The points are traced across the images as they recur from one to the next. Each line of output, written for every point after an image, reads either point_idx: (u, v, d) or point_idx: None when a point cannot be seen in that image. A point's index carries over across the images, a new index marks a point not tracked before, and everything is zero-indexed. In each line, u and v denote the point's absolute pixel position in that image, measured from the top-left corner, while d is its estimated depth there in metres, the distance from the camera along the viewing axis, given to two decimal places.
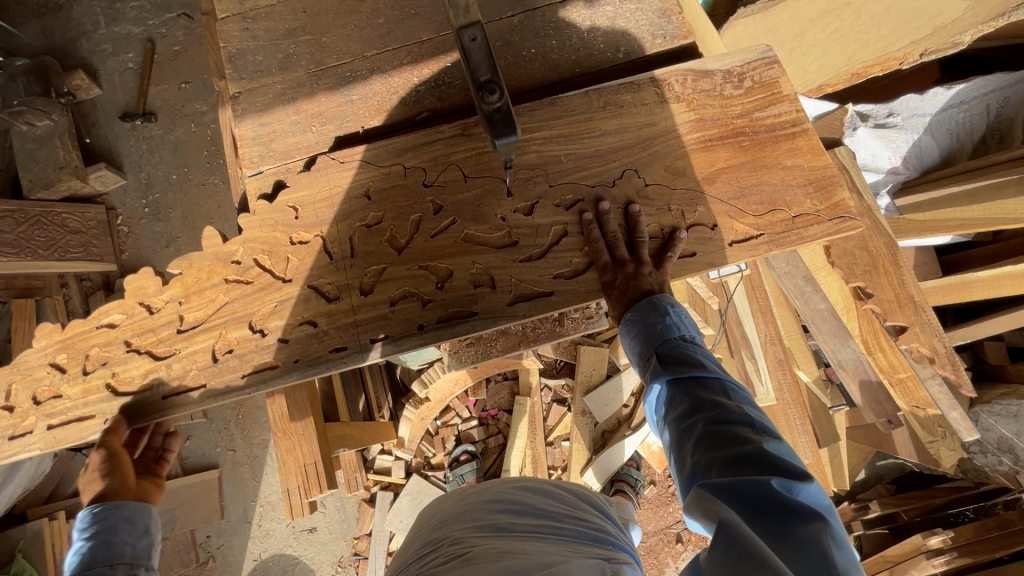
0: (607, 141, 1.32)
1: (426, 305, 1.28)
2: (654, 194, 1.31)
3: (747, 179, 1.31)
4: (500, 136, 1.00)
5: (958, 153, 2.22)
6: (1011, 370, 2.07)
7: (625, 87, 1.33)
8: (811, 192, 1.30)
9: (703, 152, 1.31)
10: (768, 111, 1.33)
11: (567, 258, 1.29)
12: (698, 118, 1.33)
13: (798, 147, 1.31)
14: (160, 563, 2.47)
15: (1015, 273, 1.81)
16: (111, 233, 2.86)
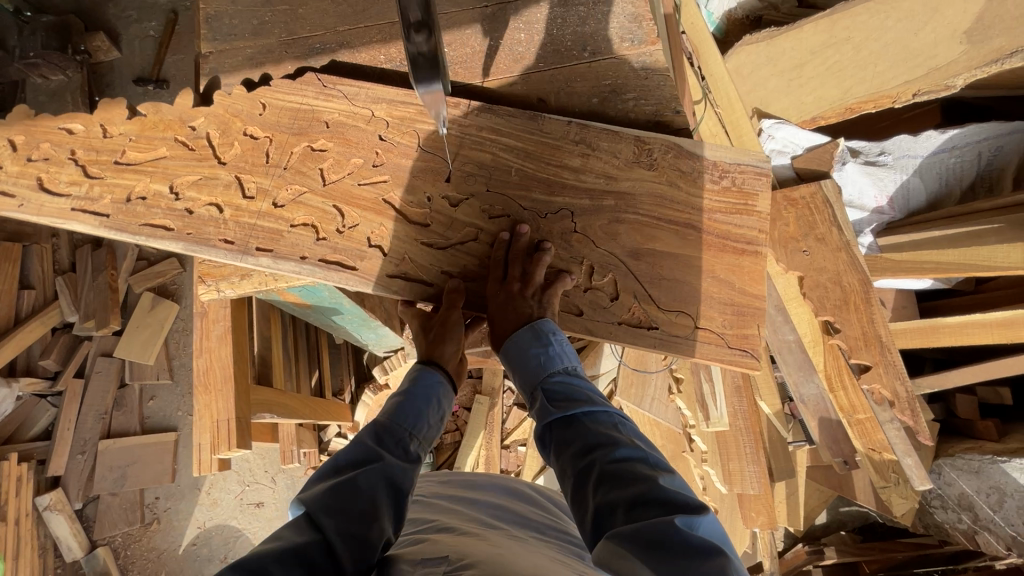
0: (569, 173, 1.31)
1: (321, 243, 1.30)
2: (580, 247, 1.30)
3: (663, 269, 1.30)
4: (422, 80, 0.98)
5: (945, 198, 2.19)
6: (978, 425, 1.99)
7: (611, 138, 1.31)
8: (719, 311, 1.30)
9: (648, 224, 1.30)
10: (731, 222, 1.31)
11: (462, 260, 1.30)
12: (668, 187, 1.32)
13: (732, 269, 1.30)
14: (106, 518, 2.48)
15: (984, 321, 1.75)
16: None
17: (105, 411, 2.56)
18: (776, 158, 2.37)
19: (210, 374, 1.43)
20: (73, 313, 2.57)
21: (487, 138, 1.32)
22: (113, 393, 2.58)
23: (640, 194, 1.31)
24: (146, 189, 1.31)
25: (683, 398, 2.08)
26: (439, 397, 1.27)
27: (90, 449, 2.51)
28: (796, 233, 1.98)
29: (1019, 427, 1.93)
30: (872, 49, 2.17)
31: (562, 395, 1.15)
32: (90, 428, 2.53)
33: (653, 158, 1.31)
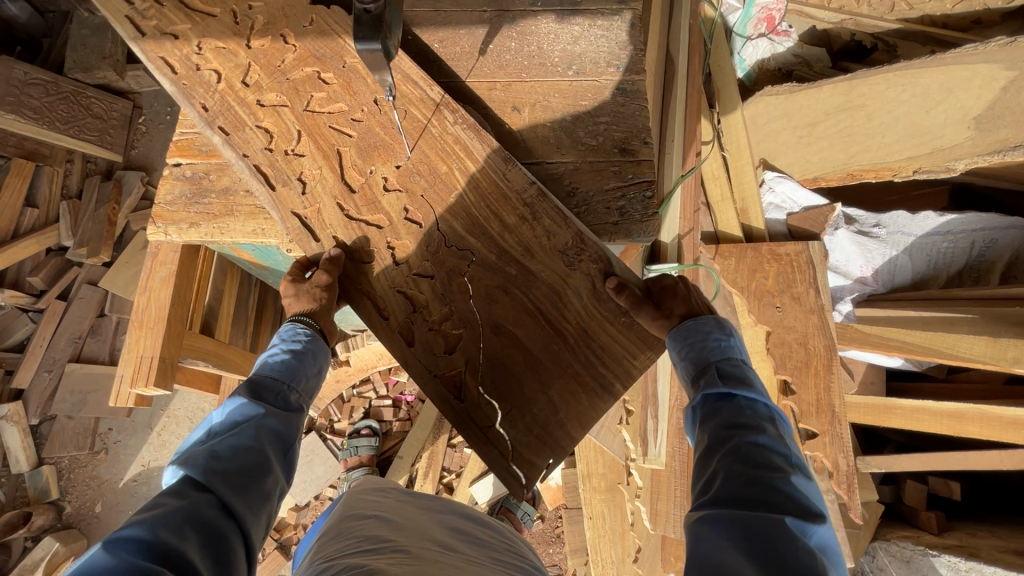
0: (497, 225, 1.24)
1: (269, 153, 1.30)
2: (453, 293, 1.24)
3: (506, 355, 1.22)
4: (362, 40, 0.98)
5: (931, 279, 2.14)
6: (922, 515, 1.94)
7: (556, 220, 1.22)
8: (533, 429, 1.19)
9: (527, 310, 1.22)
10: (602, 363, 1.20)
11: (356, 235, 1.29)
12: (577, 291, 1.21)
13: (569, 401, 1.20)
14: (57, 438, 2.55)
15: (936, 410, 1.71)
16: (129, 129, 3.02)
17: (79, 336, 2.64)
18: (772, 212, 2.34)
19: (146, 311, 1.49)
20: (69, 238, 2.68)
21: (456, 152, 1.26)
22: (90, 320, 2.66)
23: (546, 280, 1.22)
24: (179, 27, 1.38)
25: (629, 430, 2.06)
26: (301, 350, 1.35)
27: (57, 369, 2.60)
28: (773, 288, 2.07)
29: (963, 527, 1.85)
30: (882, 120, 2.16)
31: (738, 377, 1.17)
32: (61, 350, 2.61)
33: (582, 260, 1.21)
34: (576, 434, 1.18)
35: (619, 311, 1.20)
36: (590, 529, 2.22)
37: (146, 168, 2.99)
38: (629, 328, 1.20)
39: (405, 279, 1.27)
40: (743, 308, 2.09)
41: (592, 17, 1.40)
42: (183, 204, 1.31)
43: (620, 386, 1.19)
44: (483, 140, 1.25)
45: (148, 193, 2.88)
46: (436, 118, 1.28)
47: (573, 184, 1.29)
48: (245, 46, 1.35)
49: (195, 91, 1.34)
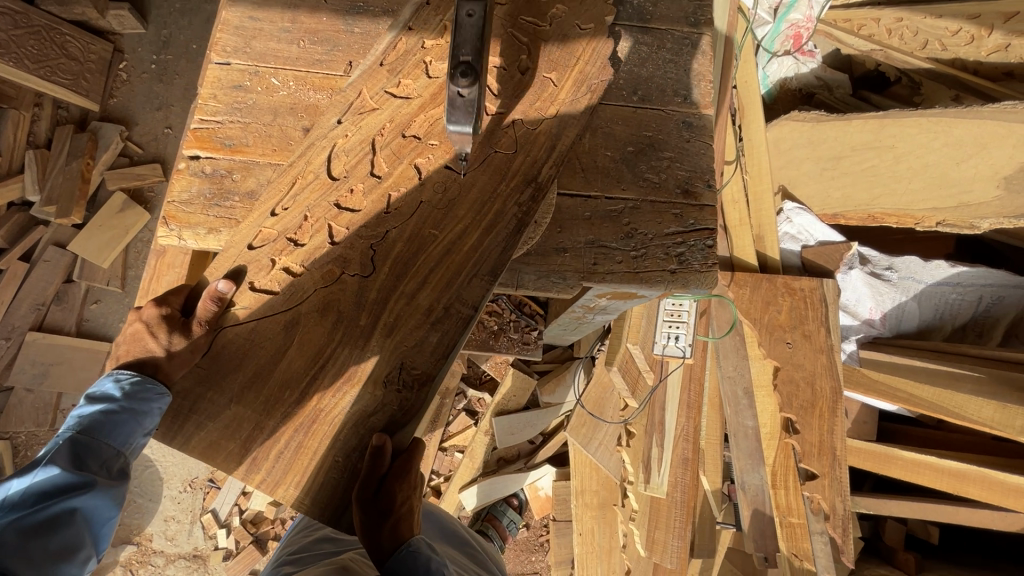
0: (409, 287, 1.07)
1: (419, 47, 1.14)
2: (316, 269, 1.08)
3: (259, 346, 1.05)
4: (454, 121, 0.91)
5: (936, 329, 2.18)
6: (899, 556, 2.00)
7: (438, 348, 1.05)
8: (190, 406, 1.04)
9: (319, 351, 1.05)
10: (284, 449, 1.02)
11: (361, 153, 1.11)
12: (357, 400, 1.03)
13: (234, 426, 1.03)
14: (14, 412, 2.38)
15: (937, 465, 1.77)
16: (108, 74, 2.72)
17: (42, 303, 2.45)
18: (786, 242, 2.34)
19: None
20: (35, 193, 2.45)
21: (486, 213, 1.09)
22: (56, 286, 2.48)
23: (363, 361, 1.04)
24: None
25: (629, 452, 2.10)
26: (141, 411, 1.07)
27: (16, 337, 2.41)
28: (785, 323, 2.03)
29: (936, 569, 1.93)
30: (908, 165, 2.15)
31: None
32: (21, 317, 2.43)
33: (396, 393, 1.03)
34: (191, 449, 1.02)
35: (351, 448, 1.02)
36: (578, 544, 2.22)
37: (124, 121, 2.72)
38: (339, 460, 1.02)
39: (322, 215, 1.10)
40: (752, 340, 2.06)
41: (662, 38, 1.33)
42: (200, 206, 1.10)
43: (261, 475, 1.01)
44: (499, 236, 1.08)
45: (125, 150, 2.67)
46: (514, 171, 1.11)
47: (631, 225, 1.19)
48: (279, 34, 1.22)
49: (219, 72, 1.19)
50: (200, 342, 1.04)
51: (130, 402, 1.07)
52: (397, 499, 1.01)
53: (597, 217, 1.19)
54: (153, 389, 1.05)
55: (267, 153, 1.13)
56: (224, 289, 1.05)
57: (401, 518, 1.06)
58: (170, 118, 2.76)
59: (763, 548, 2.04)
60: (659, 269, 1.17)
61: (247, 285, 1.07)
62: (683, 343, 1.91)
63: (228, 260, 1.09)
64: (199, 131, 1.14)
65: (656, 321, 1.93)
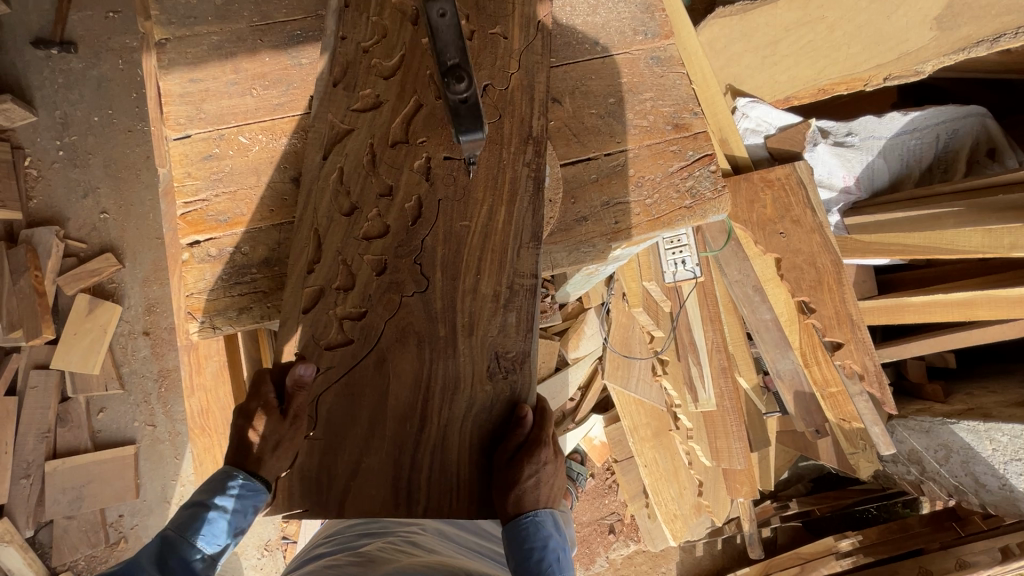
0: (468, 283, 1.06)
1: (359, 52, 1.11)
2: (376, 305, 1.05)
3: (362, 397, 1.04)
4: (464, 129, 0.85)
5: (906, 177, 2.32)
6: (927, 388, 2.22)
7: (519, 325, 1.06)
8: (326, 477, 1.03)
9: (418, 374, 1.04)
10: (428, 474, 1.03)
11: (364, 180, 1.08)
12: (473, 400, 1.05)
13: (374, 479, 1.03)
14: (65, 543, 2.40)
15: (946, 301, 1.93)
16: (16, 176, 2.51)
17: (47, 429, 2.41)
18: (748, 137, 2.35)
19: (207, 416, 1.16)
20: None
21: (503, 186, 1.07)
22: (55, 408, 2.43)
23: (460, 367, 1.05)
24: None
25: (669, 379, 2.19)
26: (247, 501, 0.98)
27: (35, 472, 2.39)
28: (773, 216, 2.07)
29: (962, 388, 2.16)
30: (844, 31, 2.21)
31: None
32: (33, 450, 2.39)
33: (505, 380, 1.05)
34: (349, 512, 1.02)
35: (484, 446, 1.04)
36: (646, 476, 2.34)
37: (54, 220, 2.54)
38: (475, 463, 1.04)
39: (355, 254, 1.06)
40: (749, 241, 2.11)
41: None
42: (221, 289, 1.07)
43: (422, 506, 1.03)
44: (531, 202, 1.08)
45: (69, 249, 2.51)
46: (510, 139, 1.09)
47: (637, 175, 1.21)
48: (225, 89, 1.14)
49: (182, 147, 1.12)
50: (305, 423, 1.01)
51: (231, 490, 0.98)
52: (536, 465, 1.00)
53: (603, 177, 1.21)
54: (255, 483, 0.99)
55: (266, 217, 1.10)
56: (308, 373, 1.01)
57: (530, 490, 0.99)
58: (101, 202, 2.58)
59: (813, 423, 2.21)
60: (677, 209, 1.20)
61: (314, 355, 1.04)
62: (692, 265, 1.98)
63: (288, 339, 1.05)
64: (188, 215, 1.08)
65: (659, 251, 2.00)
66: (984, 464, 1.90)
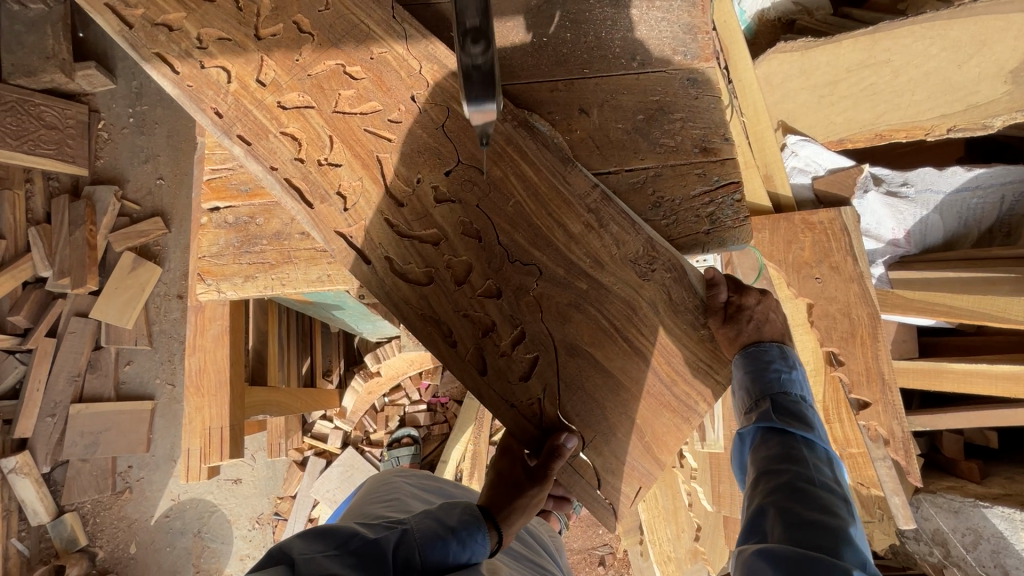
0: (562, 236, 1.06)
1: (300, 164, 1.08)
2: (523, 316, 1.06)
3: (586, 379, 1.06)
4: (473, 97, 0.84)
5: (962, 237, 2.18)
6: (961, 465, 2.04)
7: (625, 226, 1.06)
8: (623, 453, 1.07)
9: (602, 327, 1.06)
10: (685, 383, 1.07)
11: (415, 248, 1.07)
12: (653, 303, 1.06)
13: (650, 423, 1.07)
14: (75, 484, 2.56)
15: (990, 372, 1.81)
16: (89, 136, 2.72)
17: (77, 374, 2.56)
18: (795, 176, 2.26)
19: (203, 376, 1.18)
20: (46, 268, 2.50)
21: (507, 153, 1.07)
22: (87, 355, 2.57)
23: (618, 294, 1.06)
24: None
25: None
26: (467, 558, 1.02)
27: (60, 412, 2.53)
28: (809, 259, 1.98)
29: (999, 472, 1.98)
30: (909, 77, 2.10)
31: (788, 411, 1.04)
32: (61, 392, 2.54)
33: (656, 270, 1.05)
34: (665, 457, 1.06)
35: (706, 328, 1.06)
36: (644, 511, 2.24)
37: (116, 181, 2.73)
38: (708, 361, 1.07)
39: (469, 301, 1.07)
40: (781, 282, 2.02)
41: None
42: (232, 255, 1.10)
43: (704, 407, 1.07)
44: (539, 139, 1.07)
45: (124, 209, 2.69)
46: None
47: (657, 193, 1.18)
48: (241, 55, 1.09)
49: None
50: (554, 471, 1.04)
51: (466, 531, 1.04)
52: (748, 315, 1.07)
53: (622, 192, 1.19)
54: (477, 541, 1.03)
55: None
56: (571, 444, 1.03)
57: (760, 325, 1.09)
58: (160, 169, 2.77)
59: None
60: (693, 233, 1.17)
61: (516, 408, 1.07)
62: None
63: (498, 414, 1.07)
64: (213, 181, 1.13)
65: None
66: (1016, 556, 1.75)
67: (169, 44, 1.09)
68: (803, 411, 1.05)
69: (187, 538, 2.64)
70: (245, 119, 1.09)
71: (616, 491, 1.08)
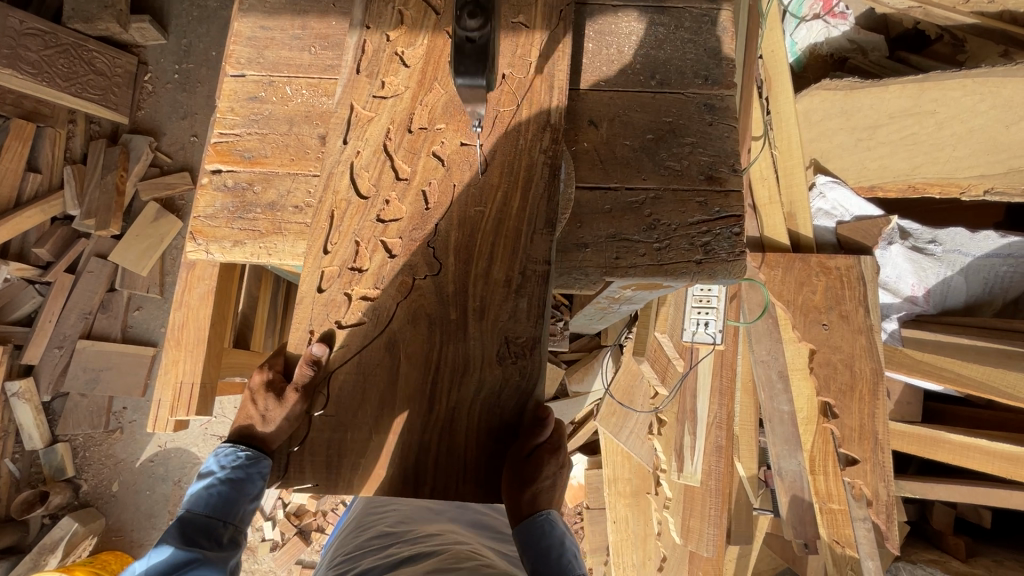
0: (481, 267, 1.06)
1: (384, 42, 1.14)
2: (389, 286, 1.07)
3: (377, 373, 1.05)
4: (464, 73, 0.87)
5: (985, 304, 2.08)
6: (949, 540, 1.97)
7: (530, 310, 1.04)
8: (332, 456, 1.02)
9: (430, 352, 1.04)
10: (435, 457, 1.01)
11: (386, 167, 1.10)
12: (483, 385, 1.04)
13: (378, 458, 1.02)
14: (71, 416, 2.68)
15: (988, 449, 1.75)
16: (134, 87, 2.83)
17: (89, 312, 2.69)
18: (820, 218, 2.19)
19: (183, 331, 1.23)
20: (75, 207, 2.63)
21: (518, 160, 1.09)
22: (101, 295, 2.70)
23: (470, 348, 1.04)
24: None
25: (661, 440, 2.09)
26: (263, 488, 1.05)
27: (67, 345, 2.66)
28: (820, 304, 1.92)
29: (988, 552, 1.90)
30: (952, 131, 2.02)
31: None
32: (71, 326, 2.66)
33: (516, 365, 1.03)
34: (355, 487, 1.01)
35: (499, 435, 1.03)
36: (613, 532, 2.24)
37: (152, 133, 2.83)
38: (468, 451, 1.02)
39: (369, 237, 1.09)
40: (786, 323, 1.95)
41: (679, 17, 1.26)
42: (224, 219, 1.12)
43: (429, 484, 1.00)
44: (551, 173, 1.08)
45: (156, 160, 2.80)
46: (526, 115, 1.11)
47: (653, 216, 1.16)
48: None
49: (235, 85, 1.20)
50: (293, 419, 1.02)
51: (232, 474, 1.04)
52: (545, 472, 1.01)
53: (617, 210, 1.17)
54: (252, 459, 1.03)
55: (285, 164, 1.15)
56: (318, 354, 1.03)
57: (550, 492, 1.05)
58: (195, 126, 2.86)
59: (803, 535, 2.00)
60: (684, 261, 1.13)
61: (315, 336, 1.06)
62: (714, 330, 1.87)
63: (304, 313, 1.08)
64: (218, 144, 1.15)
65: (684, 308, 1.89)
66: None
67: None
68: None
69: (167, 485, 2.73)
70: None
71: (296, 474, 1.03)
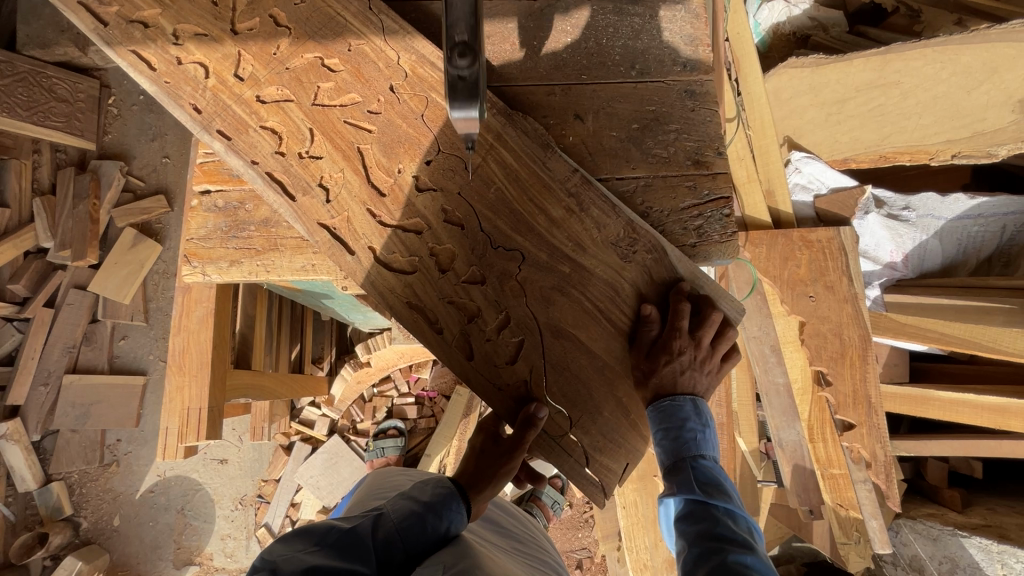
0: (542, 222, 1.14)
1: (281, 157, 1.18)
2: (509, 301, 1.15)
3: (568, 360, 1.14)
4: (458, 106, 0.89)
5: (960, 264, 2.17)
6: (944, 493, 2.07)
7: (605, 209, 1.13)
8: (615, 434, 1.14)
9: (585, 309, 1.13)
10: None
11: (394, 243, 1.17)
12: (635, 287, 1.13)
13: (635, 402, 1.14)
14: (64, 454, 2.62)
15: (975, 402, 1.83)
16: (98, 111, 2.75)
17: (73, 345, 2.63)
18: (797, 193, 2.22)
19: (185, 357, 1.24)
20: (48, 239, 2.55)
21: (486, 141, 1.15)
22: (84, 327, 2.64)
23: (601, 276, 1.13)
24: None
25: None
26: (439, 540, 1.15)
27: (53, 382, 2.59)
28: (805, 277, 1.94)
29: (982, 502, 2.00)
30: (918, 99, 2.09)
31: (702, 480, 1.10)
32: (55, 361, 2.60)
33: (637, 252, 1.12)
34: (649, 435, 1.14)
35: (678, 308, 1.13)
36: (624, 517, 2.24)
37: (122, 157, 2.77)
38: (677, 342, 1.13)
39: (455, 288, 1.16)
40: (775, 297, 1.97)
41: (653, 6, 1.26)
42: (219, 239, 1.20)
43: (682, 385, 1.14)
44: (518, 127, 1.14)
45: (129, 184, 2.75)
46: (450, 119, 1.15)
47: (646, 204, 1.20)
48: (227, 35, 1.19)
49: (216, 103, 1.19)
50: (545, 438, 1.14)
51: (430, 508, 1.18)
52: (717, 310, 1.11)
53: None
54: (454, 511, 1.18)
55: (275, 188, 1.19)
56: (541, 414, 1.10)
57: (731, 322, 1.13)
58: (166, 147, 2.82)
59: (807, 502, 2.04)
60: (679, 245, 1.19)
61: (499, 393, 1.14)
62: None
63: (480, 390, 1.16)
64: (207, 165, 1.22)
65: None
66: None
67: (145, 41, 1.20)
68: (716, 475, 1.11)
69: (171, 514, 2.71)
70: (225, 114, 1.19)
71: (606, 470, 1.14)
